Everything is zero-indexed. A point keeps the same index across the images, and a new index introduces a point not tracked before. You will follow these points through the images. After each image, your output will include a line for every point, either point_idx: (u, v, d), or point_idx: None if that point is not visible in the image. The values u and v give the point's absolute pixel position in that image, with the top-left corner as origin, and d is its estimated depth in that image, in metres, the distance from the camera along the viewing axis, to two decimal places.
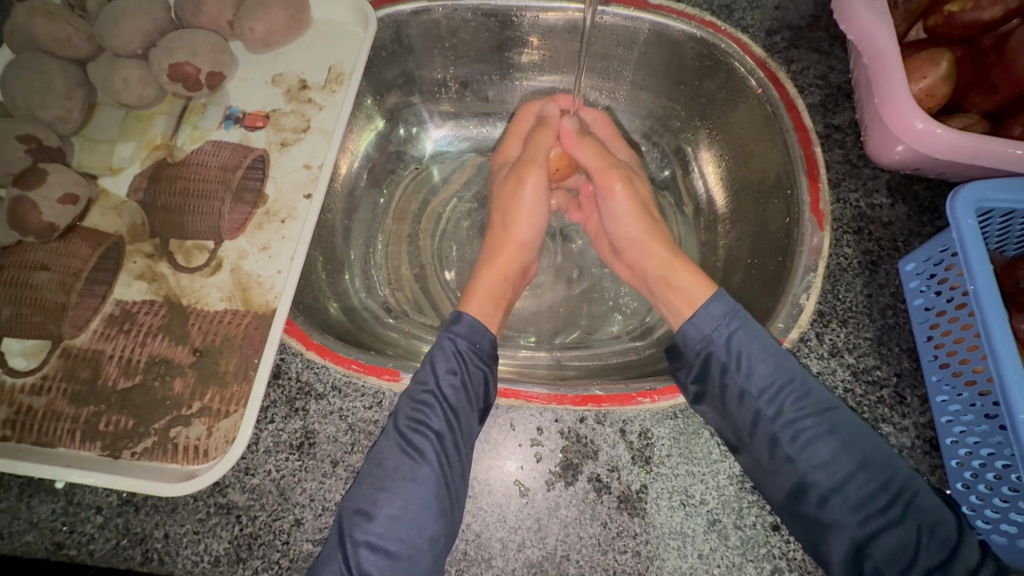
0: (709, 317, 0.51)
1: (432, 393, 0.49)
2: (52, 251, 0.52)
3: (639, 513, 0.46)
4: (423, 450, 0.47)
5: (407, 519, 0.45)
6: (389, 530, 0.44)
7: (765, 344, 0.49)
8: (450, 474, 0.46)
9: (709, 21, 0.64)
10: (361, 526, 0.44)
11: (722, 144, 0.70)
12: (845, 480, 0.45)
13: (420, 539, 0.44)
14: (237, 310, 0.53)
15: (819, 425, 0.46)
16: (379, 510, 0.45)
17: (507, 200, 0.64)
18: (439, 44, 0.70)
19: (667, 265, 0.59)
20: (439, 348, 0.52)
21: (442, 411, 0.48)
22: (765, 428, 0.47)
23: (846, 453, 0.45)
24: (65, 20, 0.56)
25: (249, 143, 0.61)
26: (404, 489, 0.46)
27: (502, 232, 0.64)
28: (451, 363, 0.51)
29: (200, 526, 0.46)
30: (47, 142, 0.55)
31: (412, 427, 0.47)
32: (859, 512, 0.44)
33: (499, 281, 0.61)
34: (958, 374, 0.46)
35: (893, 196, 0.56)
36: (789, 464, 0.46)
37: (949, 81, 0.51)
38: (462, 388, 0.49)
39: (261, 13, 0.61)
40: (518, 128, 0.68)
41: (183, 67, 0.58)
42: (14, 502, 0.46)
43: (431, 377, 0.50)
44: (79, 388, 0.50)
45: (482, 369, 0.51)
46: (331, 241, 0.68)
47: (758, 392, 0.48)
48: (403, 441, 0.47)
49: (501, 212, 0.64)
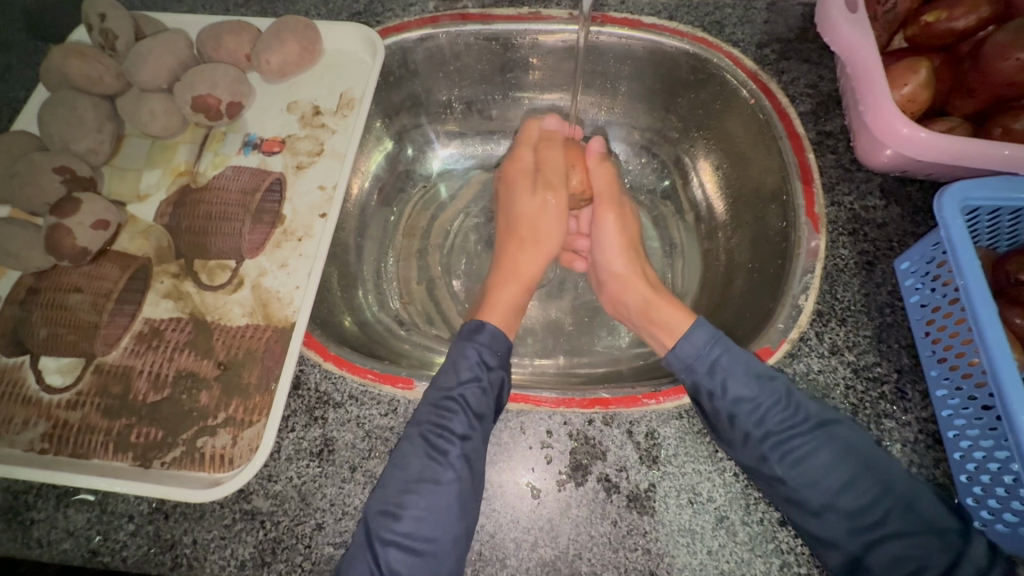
0: (689, 345, 0.53)
1: (454, 400, 0.51)
2: (86, 274, 0.56)
3: (648, 511, 0.47)
4: (447, 454, 0.48)
5: (432, 518, 0.46)
6: (414, 530, 0.46)
7: (737, 378, 0.50)
8: (472, 475, 0.47)
9: (701, 37, 0.67)
10: (387, 527, 0.45)
11: (720, 154, 0.72)
12: (836, 493, 0.46)
13: (445, 538, 0.45)
14: (258, 325, 0.56)
15: (809, 441, 0.47)
16: (405, 511, 0.46)
17: (534, 213, 0.67)
18: (444, 68, 0.73)
19: (649, 297, 0.61)
20: (462, 357, 0.54)
21: (465, 417, 0.49)
22: (753, 450, 0.48)
23: (845, 460, 0.46)
24: (96, 59, 0.60)
25: (267, 167, 0.64)
26: (427, 491, 0.47)
27: (535, 249, 0.66)
28: (473, 370, 0.53)
29: (227, 532, 0.48)
30: (80, 171, 0.58)
31: (436, 432, 0.49)
32: (857, 518, 0.45)
33: (513, 296, 0.63)
34: (956, 367, 0.47)
35: (885, 198, 0.58)
36: (781, 484, 0.46)
37: (929, 86, 0.53)
38: (483, 391, 0.51)
39: (277, 46, 0.65)
40: (527, 138, 0.71)
41: (205, 99, 0.62)
42: (53, 512, 0.49)
43: (454, 383, 0.52)
44: (112, 402, 0.52)
45: (503, 376, 0.53)
46: (345, 258, 0.71)
47: (746, 415, 0.48)
48: (427, 446, 0.48)
49: (528, 225, 0.67)
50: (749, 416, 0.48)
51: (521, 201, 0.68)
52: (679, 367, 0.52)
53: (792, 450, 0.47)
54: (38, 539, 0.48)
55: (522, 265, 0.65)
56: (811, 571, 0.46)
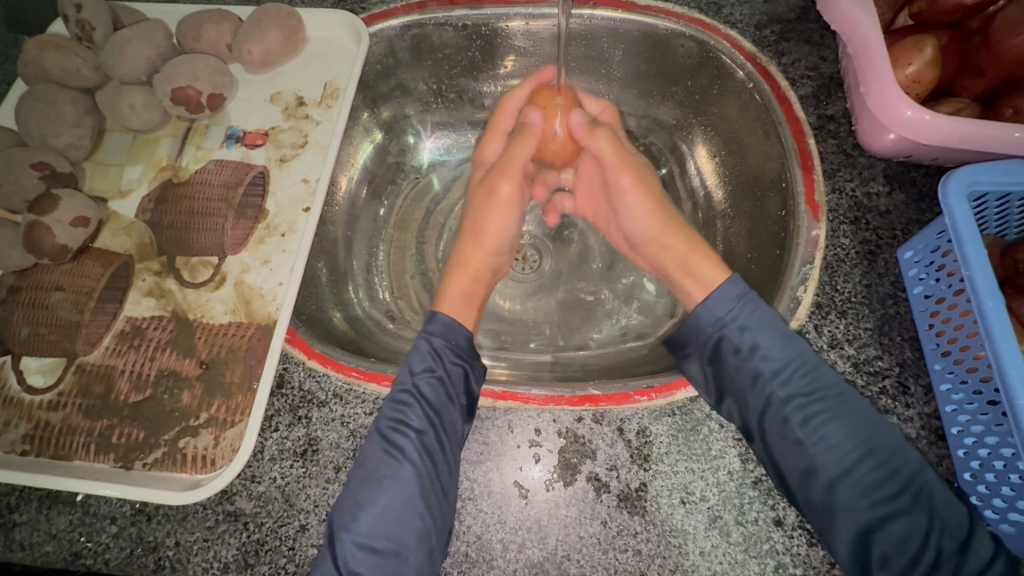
0: (722, 300, 0.51)
1: (409, 392, 0.50)
2: (66, 272, 0.54)
3: (640, 511, 0.46)
4: (404, 449, 0.47)
5: (394, 517, 0.46)
6: (372, 529, 0.45)
7: (769, 336, 0.49)
8: (433, 470, 0.47)
9: (698, 19, 0.64)
10: (347, 527, 0.44)
11: (718, 140, 0.70)
12: (856, 460, 0.45)
13: (407, 535, 0.45)
14: (240, 322, 0.55)
15: (832, 407, 0.46)
16: (364, 509, 0.45)
17: (479, 203, 0.64)
18: (432, 56, 0.71)
19: (690, 250, 0.58)
20: (415, 348, 0.53)
21: (422, 410, 0.49)
22: (775, 411, 0.47)
23: (858, 436, 0.45)
24: (73, 51, 0.58)
25: (249, 161, 0.62)
26: (386, 486, 0.46)
27: (473, 239, 0.63)
28: (426, 361, 0.52)
29: (209, 534, 0.47)
30: (59, 168, 0.57)
31: (393, 426, 0.48)
32: (873, 492, 0.44)
33: (464, 285, 0.61)
34: (960, 361, 0.45)
35: (889, 184, 0.56)
36: (800, 449, 0.46)
37: (935, 66, 0.50)
38: (435, 381, 0.51)
39: (258, 36, 0.63)
40: (501, 125, 0.67)
41: (185, 91, 0.60)
42: (35, 514, 0.48)
43: (407, 374, 0.51)
44: (93, 402, 0.52)
45: (460, 367, 0.52)
46: (334, 252, 0.70)
47: (772, 374, 0.48)
48: (385, 441, 0.48)
49: (473, 214, 0.65)
50: (773, 376, 0.48)
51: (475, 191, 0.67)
52: (709, 322, 0.51)
53: (818, 413, 0.46)
54: (20, 541, 0.48)
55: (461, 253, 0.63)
56: (808, 572, 0.44)
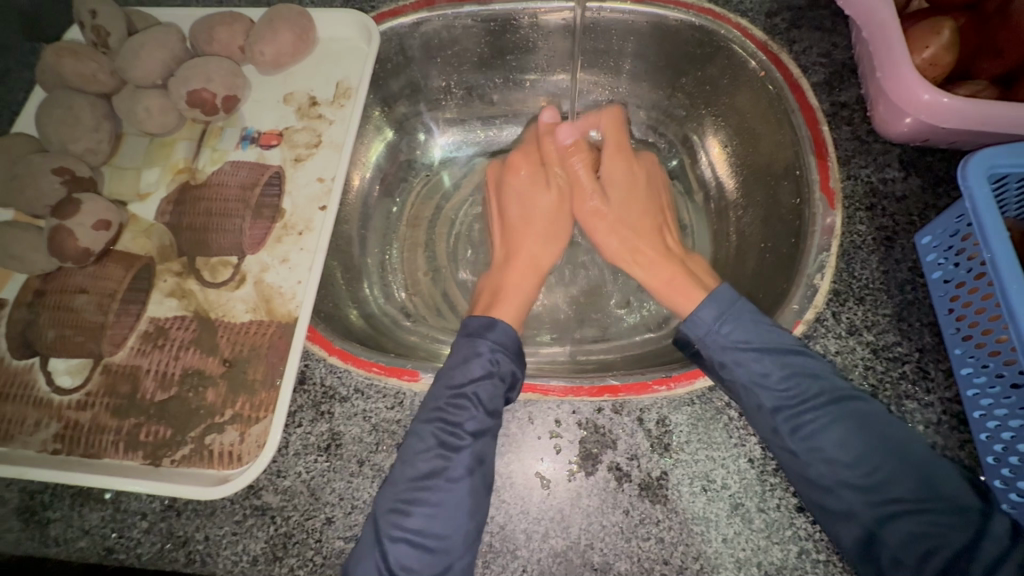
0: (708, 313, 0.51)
1: (466, 397, 0.49)
2: (90, 275, 0.55)
3: (661, 500, 0.46)
4: (458, 451, 0.47)
5: (444, 516, 0.45)
6: (424, 527, 0.45)
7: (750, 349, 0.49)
8: (482, 470, 0.46)
9: (708, 9, 0.64)
10: (397, 523, 0.45)
11: (730, 130, 0.70)
12: (850, 466, 0.44)
13: (457, 534, 0.44)
14: (261, 320, 0.55)
15: (826, 413, 0.46)
16: (414, 508, 0.45)
17: (535, 205, 0.66)
18: (441, 53, 0.72)
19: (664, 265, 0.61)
20: (474, 352, 0.51)
21: (479, 415, 0.48)
22: (763, 421, 0.47)
23: (855, 439, 0.45)
24: (90, 57, 0.59)
25: (265, 161, 0.63)
26: (437, 488, 0.46)
27: (537, 237, 0.65)
28: (485, 367, 0.50)
29: (238, 528, 0.48)
30: (79, 172, 0.58)
31: (448, 431, 0.47)
32: (870, 493, 0.44)
33: (520, 299, 0.60)
34: (982, 345, 0.45)
35: (905, 170, 0.55)
36: (793, 460, 0.45)
37: (953, 48, 0.50)
38: (497, 389, 0.49)
39: (270, 37, 0.63)
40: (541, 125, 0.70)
41: (200, 93, 0.61)
42: (68, 512, 0.49)
43: (465, 379, 0.50)
44: (121, 401, 0.53)
45: (517, 371, 0.51)
46: (348, 250, 0.70)
47: (758, 386, 0.47)
48: (439, 444, 0.47)
49: (528, 218, 0.65)
50: (760, 386, 0.47)
51: (532, 192, 0.66)
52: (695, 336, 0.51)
53: (807, 421, 0.46)
54: (55, 537, 0.49)
55: (518, 268, 0.63)
56: (830, 558, 0.44)
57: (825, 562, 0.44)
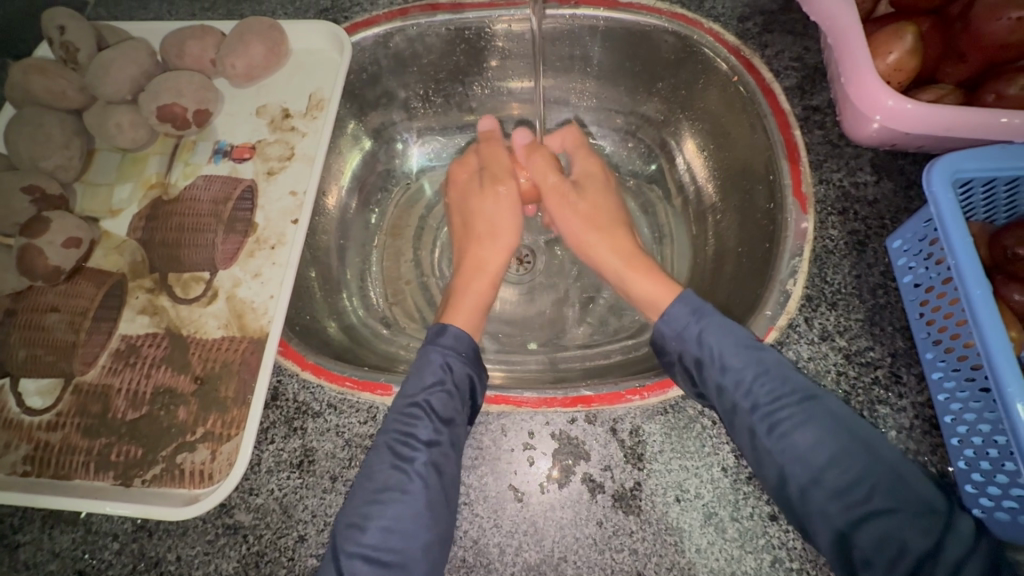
0: (679, 313, 0.53)
1: (419, 405, 0.50)
2: (61, 293, 0.54)
3: (634, 510, 0.46)
4: (413, 462, 0.47)
5: (400, 528, 0.45)
6: (381, 541, 0.44)
7: (725, 347, 0.49)
8: (440, 481, 0.46)
9: (680, 14, 0.64)
10: (354, 539, 0.44)
11: (706, 134, 0.69)
12: (826, 466, 0.43)
13: (413, 547, 0.44)
14: (233, 336, 0.55)
15: (796, 415, 0.45)
16: (370, 522, 0.45)
17: (486, 207, 0.67)
18: (416, 62, 0.71)
19: (626, 272, 0.61)
20: (427, 360, 0.53)
21: (430, 423, 0.48)
22: (743, 420, 0.47)
23: (829, 439, 0.44)
24: (58, 74, 0.59)
25: (238, 174, 0.63)
26: (393, 502, 0.46)
27: (495, 242, 0.65)
28: (438, 373, 0.52)
29: (209, 547, 0.47)
30: (50, 190, 0.58)
31: (401, 442, 0.48)
32: (843, 496, 0.42)
33: (478, 305, 0.62)
34: (951, 350, 0.45)
35: (877, 173, 0.55)
36: (767, 458, 0.45)
37: (917, 53, 0.50)
38: (449, 396, 0.50)
39: (241, 50, 0.63)
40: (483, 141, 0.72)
41: (171, 108, 0.60)
42: (38, 534, 0.49)
43: (419, 388, 0.51)
44: (92, 421, 0.52)
45: (470, 375, 0.52)
46: (327, 262, 0.70)
47: (734, 385, 0.48)
48: (393, 455, 0.47)
49: (484, 220, 0.66)
50: (737, 389, 0.47)
51: (472, 197, 0.68)
52: (671, 336, 0.53)
53: (783, 423, 0.45)
54: (25, 561, 0.48)
55: (472, 265, 0.64)
56: (804, 566, 0.44)
57: (798, 570, 0.44)
